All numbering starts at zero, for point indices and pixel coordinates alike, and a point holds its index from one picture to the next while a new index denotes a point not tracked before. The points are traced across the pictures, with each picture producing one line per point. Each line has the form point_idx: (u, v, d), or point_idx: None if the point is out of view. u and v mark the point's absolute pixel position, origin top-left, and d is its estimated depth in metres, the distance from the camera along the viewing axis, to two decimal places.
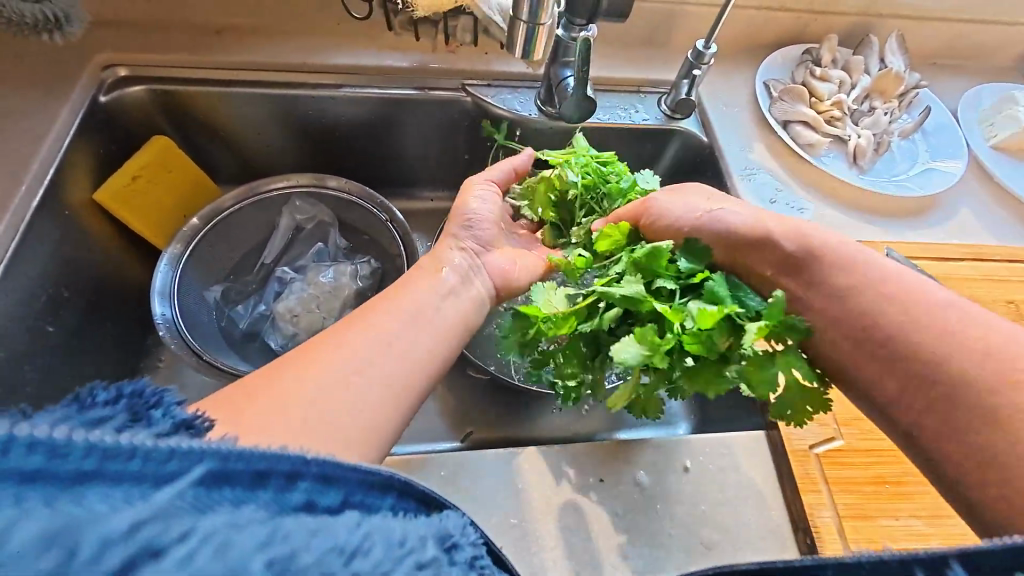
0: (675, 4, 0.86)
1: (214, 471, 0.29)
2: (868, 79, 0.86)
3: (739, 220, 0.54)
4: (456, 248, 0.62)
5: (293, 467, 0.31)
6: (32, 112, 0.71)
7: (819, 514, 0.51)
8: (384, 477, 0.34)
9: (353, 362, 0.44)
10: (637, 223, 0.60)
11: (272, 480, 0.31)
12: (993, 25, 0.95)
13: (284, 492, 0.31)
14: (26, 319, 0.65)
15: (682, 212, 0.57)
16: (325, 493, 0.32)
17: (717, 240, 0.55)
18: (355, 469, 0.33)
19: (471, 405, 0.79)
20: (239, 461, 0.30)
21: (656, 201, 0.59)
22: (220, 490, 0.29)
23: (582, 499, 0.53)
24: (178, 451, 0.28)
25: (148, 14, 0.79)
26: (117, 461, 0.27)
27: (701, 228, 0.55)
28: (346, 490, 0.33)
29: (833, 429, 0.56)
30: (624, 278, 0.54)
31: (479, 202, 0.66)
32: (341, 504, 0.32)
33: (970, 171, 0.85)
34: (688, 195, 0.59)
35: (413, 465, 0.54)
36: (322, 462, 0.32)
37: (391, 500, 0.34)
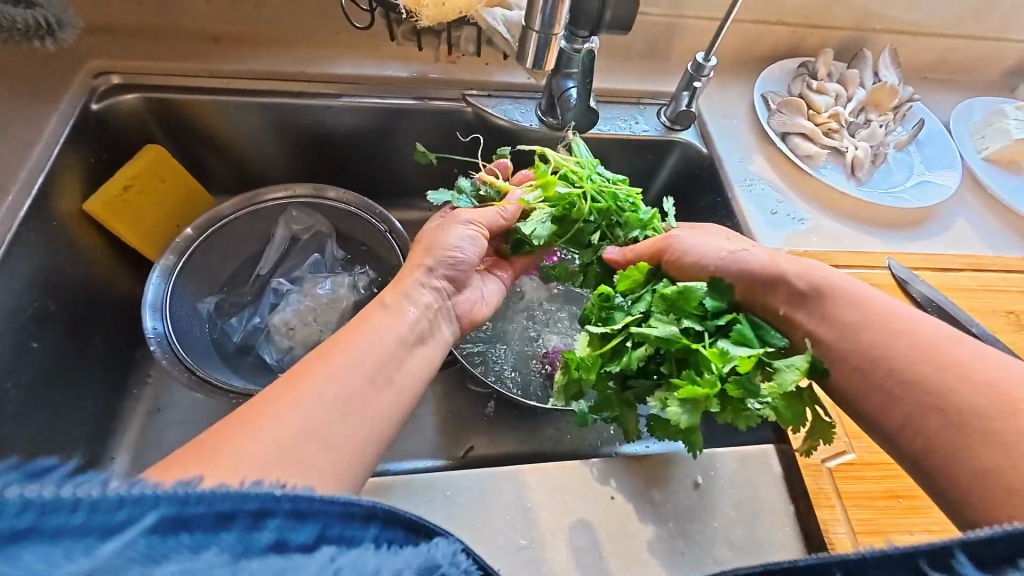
0: (675, 17, 0.87)
1: (168, 517, 0.28)
2: (863, 92, 0.87)
3: (763, 256, 0.54)
4: (422, 283, 0.58)
5: (261, 505, 0.30)
6: (19, 119, 0.68)
7: (834, 530, 0.50)
8: (365, 507, 0.33)
9: (332, 387, 0.42)
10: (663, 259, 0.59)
11: (239, 520, 0.29)
12: (981, 41, 0.97)
13: (250, 532, 0.29)
14: (10, 334, 0.62)
15: (705, 253, 0.57)
16: (299, 529, 0.30)
17: (741, 277, 0.54)
18: (333, 501, 0.32)
19: (473, 420, 0.77)
20: (200, 504, 0.28)
21: (679, 239, 0.59)
22: (176, 536, 0.28)
23: (592, 518, 0.52)
24: (128, 500, 0.27)
25: (143, 20, 0.77)
26: (58, 514, 0.26)
27: (727, 268, 0.55)
28: (323, 524, 0.31)
29: (844, 442, 0.55)
30: (656, 321, 0.53)
31: (457, 235, 0.62)
32: (318, 539, 0.31)
33: (964, 183, 0.87)
34: (713, 237, 0.59)
35: (417, 485, 0.52)
36: (296, 497, 0.31)
37: (374, 531, 0.33)
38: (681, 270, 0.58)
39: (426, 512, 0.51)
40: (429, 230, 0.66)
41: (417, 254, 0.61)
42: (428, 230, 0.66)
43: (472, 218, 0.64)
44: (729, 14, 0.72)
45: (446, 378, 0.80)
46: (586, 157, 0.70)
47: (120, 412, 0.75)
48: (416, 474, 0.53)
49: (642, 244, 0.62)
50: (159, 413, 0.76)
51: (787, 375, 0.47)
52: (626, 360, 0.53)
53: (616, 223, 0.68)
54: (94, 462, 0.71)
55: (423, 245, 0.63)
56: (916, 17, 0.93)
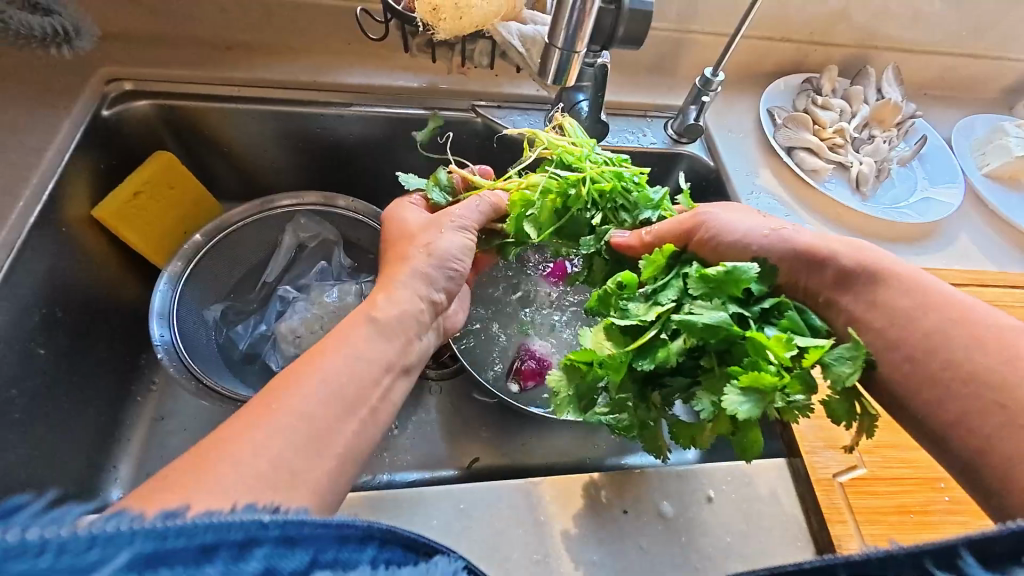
0: (682, 33, 0.89)
1: (144, 554, 0.28)
2: (866, 108, 0.88)
3: (811, 236, 0.54)
4: (419, 295, 0.55)
5: (247, 535, 0.31)
6: (30, 124, 0.68)
7: (847, 546, 0.50)
8: (359, 529, 0.35)
9: (314, 397, 0.41)
10: (695, 238, 0.58)
11: (223, 551, 0.30)
12: (981, 60, 0.99)
13: (236, 563, 0.30)
14: (17, 340, 0.62)
15: (750, 228, 0.56)
16: (288, 556, 0.31)
17: (787, 257, 0.54)
18: (328, 524, 0.33)
19: (480, 431, 0.77)
20: (179, 538, 0.29)
21: (711, 215, 0.58)
22: (155, 571, 0.28)
23: (605, 533, 0.51)
24: (99, 539, 0.27)
25: (156, 27, 0.77)
26: (24, 559, 0.26)
27: (774, 246, 0.55)
28: (315, 548, 0.32)
29: (854, 457, 0.55)
30: (698, 307, 0.50)
31: (452, 237, 0.60)
32: (309, 564, 0.32)
33: (966, 200, 0.88)
34: (745, 212, 0.59)
35: (429, 499, 0.52)
36: (285, 524, 0.32)
37: (371, 550, 0.35)
38: (716, 250, 0.56)
39: (438, 525, 0.51)
40: (409, 228, 0.61)
41: (414, 257, 0.57)
42: (412, 226, 0.61)
43: (466, 223, 0.62)
44: (738, 31, 0.73)
45: (452, 387, 0.79)
46: (582, 137, 0.68)
47: (124, 420, 0.75)
48: (428, 487, 0.52)
49: (665, 223, 0.60)
50: (163, 421, 0.76)
51: (842, 369, 0.46)
52: (665, 354, 0.50)
53: (622, 206, 0.66)
54: (95, 471, 0.70)
55: (414, 247, 0.59)
56: (917, 36, 0.95)
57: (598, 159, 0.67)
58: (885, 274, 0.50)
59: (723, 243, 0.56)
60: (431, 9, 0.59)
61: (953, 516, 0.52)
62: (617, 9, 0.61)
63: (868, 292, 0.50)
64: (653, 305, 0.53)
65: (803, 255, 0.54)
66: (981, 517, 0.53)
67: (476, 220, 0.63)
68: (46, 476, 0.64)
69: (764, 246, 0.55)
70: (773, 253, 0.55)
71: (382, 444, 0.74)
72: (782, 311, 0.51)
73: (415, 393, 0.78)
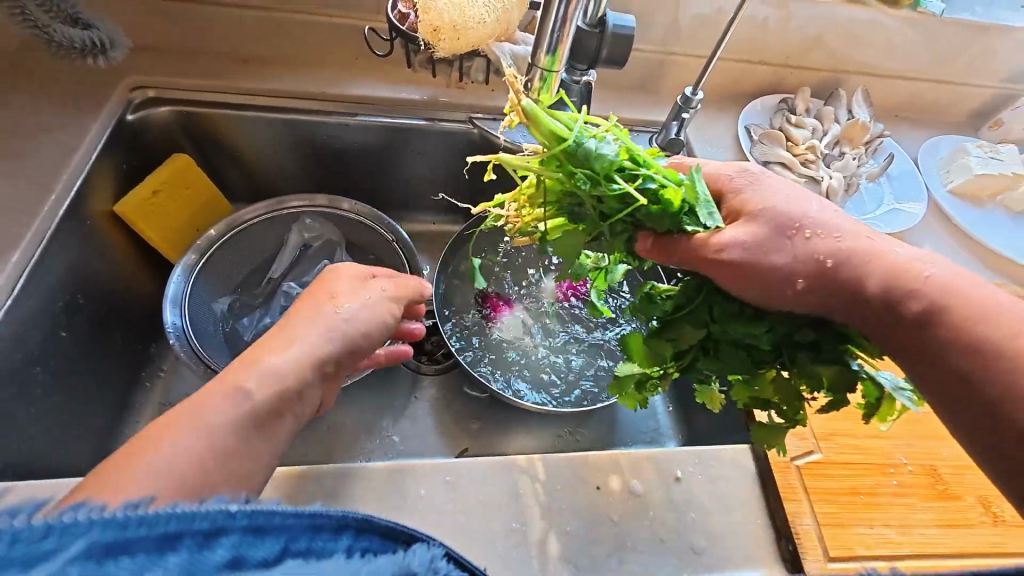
0: (665, 55, 0.96)
1: (106, 543, 0.31)
2: (837, 127, 0.95)
3: (852, 243, 0.51)
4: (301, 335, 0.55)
5: (212, 525, 0.34)
6: (61, 126, 0.74)
7: (799, 522, 0.55)
8: (335, 519, 0.41)
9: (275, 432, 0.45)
10: (720, 281, 0.52)
11: (187, 540, 0.33)
12: (947, 85, 1.06)
13: (202, 550, 0.33)
14: (42, 324, 0.67)
15: (783, 280, 0.50)
16: (258, 545, 0.35)
17: (834, 293, 0.50)
18: (301, 516, 0.38)
19: (469, 422, 0.81)
20: (139, 528, 0.32)
21: (732, 265, 0.50)
22: (115, 559, 0.31)
23: (580, 505, 0.56)
24: (56, 528, 0.30)
25: (181, 41, 0.84)
26: None
27: (816, 289, 0.50)
28: (287, 538, 0.37)
29: (812, 444, 0.60)
30: (723, 356, 0.55)
31: (374, 306, 0.62)
32: (281, 552, 0.36)
33: (931, 215, 0.94)
34: (774, 236, 0.50)
35: (417, 471, 0.56)
36: (252, 514, 0.36)
37: (347, 539, 0.41)
38: (745, 285, 0.50)
39: (425, 495, 0.55)
40: (357, 279, 0.64)
41: (299, 305, 0.59)
42: (340, 284, 0.63)
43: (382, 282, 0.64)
44: (714, 54, 0.79)
45: (444, 381, 0.84)
46: (554, 134, 0.54)
47: (133, 403, 0.79)
48: (415, 460, 0.57)
49: (685, 251, 0.53)
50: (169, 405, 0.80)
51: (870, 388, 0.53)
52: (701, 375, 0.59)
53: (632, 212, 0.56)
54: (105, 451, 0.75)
55: (329, 304, 0.59)
56: (888, 61, 1.02)
57: (586, 167, 0.54)
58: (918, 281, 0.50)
59: (749, 285, 0.50)
60: (432, 29, 0.65)
61: (901, 498, 0.57)
62: (602, 32, 0.67)
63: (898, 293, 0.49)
64: (683, 337, 0.55)
65: (826, 272, 0.50)
66: (926, 500, 0.57)
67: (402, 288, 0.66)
68: (66, 452, 0.68)
69: (783, 303, 0.51)
70: (792, 306, 0.51)
71: (377, 431, 0.79)
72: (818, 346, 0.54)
73: (410, 386, 0.83)
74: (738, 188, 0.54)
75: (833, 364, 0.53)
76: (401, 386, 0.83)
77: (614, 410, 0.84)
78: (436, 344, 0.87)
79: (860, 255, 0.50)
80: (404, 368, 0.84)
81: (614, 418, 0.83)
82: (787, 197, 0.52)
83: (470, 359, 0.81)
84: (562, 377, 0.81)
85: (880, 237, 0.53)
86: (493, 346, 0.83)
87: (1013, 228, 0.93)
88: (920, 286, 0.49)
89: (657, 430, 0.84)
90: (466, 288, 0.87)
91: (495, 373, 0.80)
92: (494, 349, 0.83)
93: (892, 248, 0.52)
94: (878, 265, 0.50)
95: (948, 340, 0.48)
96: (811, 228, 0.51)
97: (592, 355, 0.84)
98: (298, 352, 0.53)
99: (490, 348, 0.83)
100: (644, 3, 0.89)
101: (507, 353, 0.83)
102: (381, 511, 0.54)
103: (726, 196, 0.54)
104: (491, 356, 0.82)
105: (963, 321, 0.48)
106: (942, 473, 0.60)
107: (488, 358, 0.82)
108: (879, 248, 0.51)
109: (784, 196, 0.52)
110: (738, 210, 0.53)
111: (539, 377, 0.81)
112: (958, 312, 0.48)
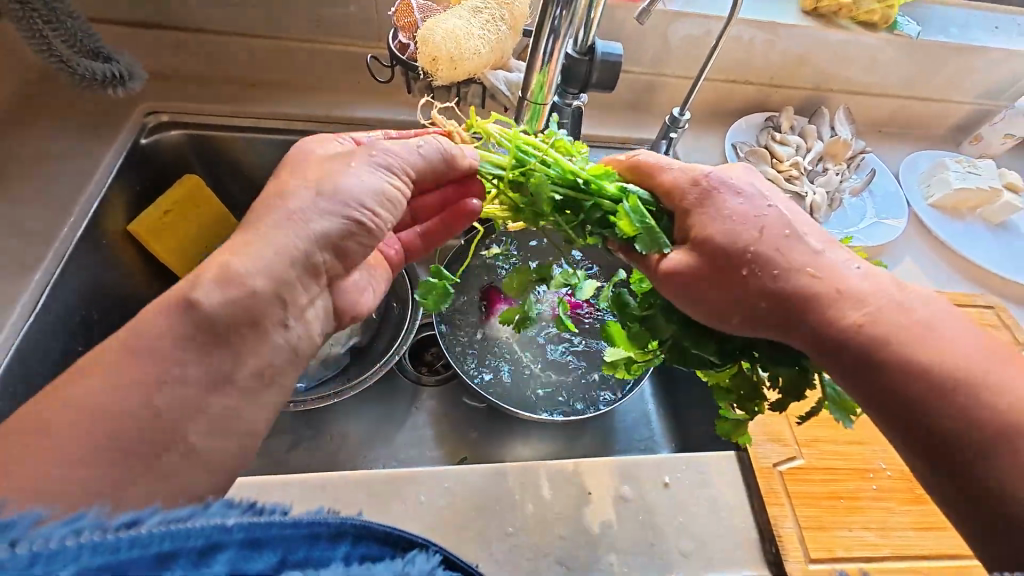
0: (655, 77, 1.00)
1: (100, 566, 0.29)
2: (819, 144, 0.99)
3: (817, 268, 0.48)
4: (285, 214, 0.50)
5: (207, 541, 0.32)
6: (79, 151, 0.79)
7: (781, 525, 0.58)
8: (338, 525, 0.39)
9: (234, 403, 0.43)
10: (672, 295, 0.51)
11: (183, 559, 0.31)
12: (927, 102, 1.10)
13: (198, 568, 0.31)
14: (61, 339, 0.70)
15: (728, 298, 0.49)
16: (255, 559, 0.33)
17: (790, 316, 0.47)
18: (298, 525, 0.36)
19: (468, 432, 0.84)
20: (132, 549, 0.30)
21: (672, 296, 0.51)
22: None
23: (575, 510, 0.59)
24: (42, 557, 0.28)
25: (193, 68, 0.89)
26: None
27: (773, 310, 0.48)
28: (285, 549, 0.35)
29: (794, 449, 0.63)
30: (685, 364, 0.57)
31: (364, 173, 0.54)
32: (278, 564, 0.34)
33: (912, 227, 0.98)
34: (720, 257, 0.49)
35: (420, 478, 0.59)
36: (250, 527, 0.33)
37: (345, 547, 0.39)
38: (695, 301, 0.50)
39: (426, 500, 0.58)
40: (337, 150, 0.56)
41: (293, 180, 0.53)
42: (313, 158, 0.55)
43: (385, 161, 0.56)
44: (700, 75, 0.83)
45: (445, 392, 0.87)
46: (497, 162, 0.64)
47: None
48: (417, 468, 0.60)
49: (641, 267, 0.56)
50: None
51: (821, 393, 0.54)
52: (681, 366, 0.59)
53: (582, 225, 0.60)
54: None
55: (295, 180, 0.52)
56: (870, 79, 1.06)
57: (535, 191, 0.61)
58: (898, 303, 0.46)
59: (695, 303, 0.50)
60: (430, 59, 0.69)
61: (880, 502, 0.60)
62: (591, 59, 0.70)
63: (869, 315, 0.45)
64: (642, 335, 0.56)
65: (784, 298, 0.47)
66: (904, 504, 0.60)
67: (405, 159, 0.57)
68: None
69: (732, 329, 0.50)
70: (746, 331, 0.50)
71: (380, 441, 0.81)
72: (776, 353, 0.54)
73: (411, 397, 0.86)
74: (688, 210, 0.53)
75: (791, 368, 0.53)
76: (403, 397, 0.86)
77: (608, 420, 0.86)
78: (434, 355, 0.91)
79: (797, 292, 0.47)
80: (405, 380, 0.87)
81: (610, 427, 0.85)
82: (725, 227, 0.50)
83: (462, 365, 0.83)
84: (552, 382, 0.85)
85: (825, 266, 0.48)
86: (489, 349, 0.86)
87: (992, 240, 0.96)
88: (852, 335, 0.45)
89: (652, 438, 0.86)
90: (463, 293, 0.90)
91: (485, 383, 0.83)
92: (490, 351, 0.86)
93: (863, 270, 0.48)
94: (812, 308, 0.47)
95: (889, 393, 0.43)
96: (749, 264, 0.48)
97: (582, 360, 0.87)
98: (261, 254, 0.47)
99: (484, 351, 0.86)
100: (634, 28, 0.93)
101: (502, 355, 0.86)
102: (384, 516, 0.56)
103: (692, 214, 0.53)
104: (486, 358, 0.85)
105: (909, 374, 0.43)
106: None
107: (484, 360, 0.85)
108: (817, 285, 0.47)
109: (724, 227, 0.50)
110: (687, 233, 0.53)
111: (530, 380, 0.84)
112: (902, 364, 0.43)
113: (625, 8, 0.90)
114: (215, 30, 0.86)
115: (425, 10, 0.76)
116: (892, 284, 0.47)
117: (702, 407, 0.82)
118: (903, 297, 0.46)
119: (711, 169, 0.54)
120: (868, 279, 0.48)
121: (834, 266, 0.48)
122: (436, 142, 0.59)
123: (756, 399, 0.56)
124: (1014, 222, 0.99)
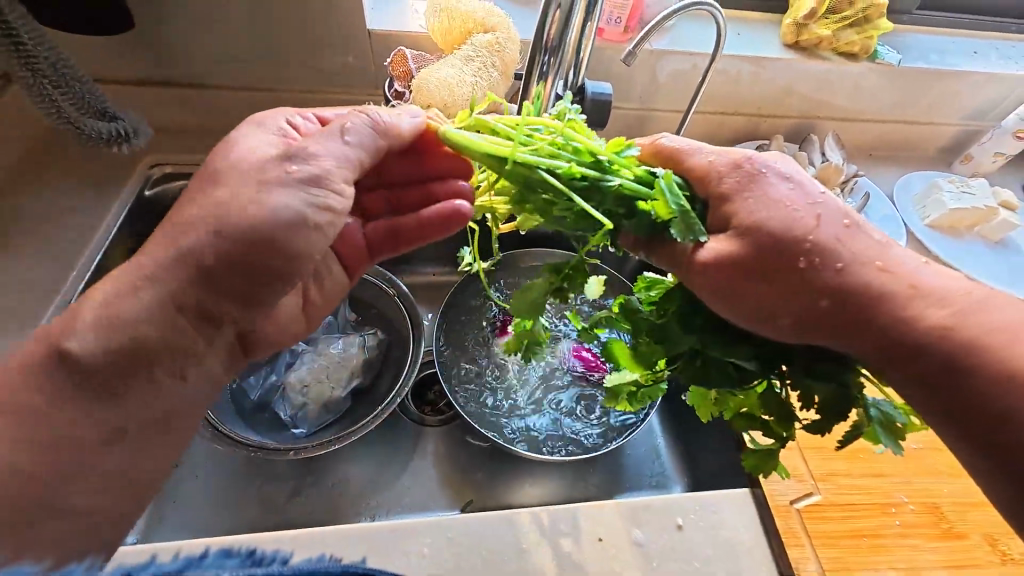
0: (646, 111, 1.03)
1: None
2: (812, 170, 1.00)
3: (871, 246, 0.48)
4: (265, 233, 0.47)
5: None
6: (85, 206, 0.81)
7: (804, 568, 0.55)
8: None
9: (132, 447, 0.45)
10: (705, 286, 0.48)
11: None
12: (915, 124, 1.13)
13: None
14: None
15: (760, 301, 0.47)
16: None
17: (854, 316, 0.45)
18: None
19: (474, 473, 0.81)
20: None
21: (710, 292, 0.48)
22: None
23: (586, 557, 0.56)
24: None
25: (197, 121, 0.92)
26: None
27: (815, 309, 0.46)
28: None
29: (810, 485, 0.61)
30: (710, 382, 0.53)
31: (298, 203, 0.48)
32: None
33: (911, 246, 0.98)
34: (765, 242, 0.46)
35: (424, 527, 0.57)
36: None
37: None
38: (739, 300, 0.47)
39: (427, 552, 0.55)
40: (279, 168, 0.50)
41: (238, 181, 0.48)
42: (243, 150, 0.51)
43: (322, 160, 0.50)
44: (691, 106, 0.84)
45: (448, 431, 0.85)
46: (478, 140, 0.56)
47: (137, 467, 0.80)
48: (419, 517, 0.57)
49: (673, 264, 0.52)
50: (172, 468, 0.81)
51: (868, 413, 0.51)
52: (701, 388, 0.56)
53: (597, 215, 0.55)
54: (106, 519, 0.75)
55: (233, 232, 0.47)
56: (857, 106, 1.08)
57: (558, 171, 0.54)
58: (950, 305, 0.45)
59: (730, 304, 0.48)
60: (425, 105, 0.71)
61: (905, 539, 0.58)
62: (582, 98, 0.72)
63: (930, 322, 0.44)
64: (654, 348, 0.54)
65: (845, 299, 0.46)
66: (931, 540, 0.58)
67: (336, 157, 0.51)
68: None
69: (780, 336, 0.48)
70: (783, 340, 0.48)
71: (382, 486, 0.79)
72: (804, 367, 0.51)
73: (414, 438, 0.84)
74: (727, 195, 0.50)
75: (823, 381, 0.50)
76: (404, 439, 0.83)
77: (618, 455, 0.84)
78: (437, 393, 0.90)
79: (861, 284, 0.46)
80: (407, 420, 0.85)
81: (620, 462, 0.83)
82: (777, 214, 0.47)
83: (468, 402, 0.82)
84: (567, 404, 0.84)
85: (893, 260, 0.47)
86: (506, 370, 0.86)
87: (992, 257, 0.96)
88: (927, 345, 0.44)
89: (663, 474, 0.84)
90: (479, 313, 0.91)
91: (495, 420, 0.81)
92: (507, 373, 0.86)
93: (931, 268, 0.48)
94: (882, 306, 0.45)
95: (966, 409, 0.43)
96: (807, 253, 0.46)
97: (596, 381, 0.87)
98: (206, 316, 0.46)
99: (499, 376, 0.86)
100: (622, 68, 0.97)
101: (518, 378, 0.86)
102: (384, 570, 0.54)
103: (730, 199, 0.50)
104: (501, 382, 0.86)
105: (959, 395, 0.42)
106: (945, 510, 0.60)
107: (501, 385, 0.85)
108: (887, 281, 0.46)
109: (774, 215, 0.47)
110: (727, 221, 0.49)
111: (547, 404, 0.84)
112: (958, 375, 0.43)
113: (612, 49, 0.93)
114: (219, 85, 0.89)
115: (419, 59, 0.79)
116: (939, 293, 0.46)
117: (713, 439, 0.80)
118: (948, 306, 0.45)
119: (752, 152, 0.52)
120: (929, 280, 0.46)
121: (903, 262, 0.47)
122: (363, 119, 0.53)
123: (790, 419, 0.53)
124: (1014, 239, 0.99)
